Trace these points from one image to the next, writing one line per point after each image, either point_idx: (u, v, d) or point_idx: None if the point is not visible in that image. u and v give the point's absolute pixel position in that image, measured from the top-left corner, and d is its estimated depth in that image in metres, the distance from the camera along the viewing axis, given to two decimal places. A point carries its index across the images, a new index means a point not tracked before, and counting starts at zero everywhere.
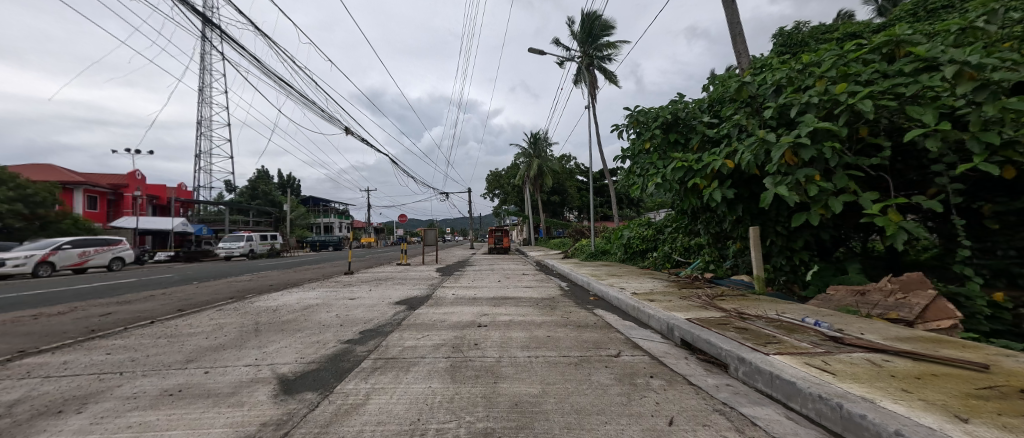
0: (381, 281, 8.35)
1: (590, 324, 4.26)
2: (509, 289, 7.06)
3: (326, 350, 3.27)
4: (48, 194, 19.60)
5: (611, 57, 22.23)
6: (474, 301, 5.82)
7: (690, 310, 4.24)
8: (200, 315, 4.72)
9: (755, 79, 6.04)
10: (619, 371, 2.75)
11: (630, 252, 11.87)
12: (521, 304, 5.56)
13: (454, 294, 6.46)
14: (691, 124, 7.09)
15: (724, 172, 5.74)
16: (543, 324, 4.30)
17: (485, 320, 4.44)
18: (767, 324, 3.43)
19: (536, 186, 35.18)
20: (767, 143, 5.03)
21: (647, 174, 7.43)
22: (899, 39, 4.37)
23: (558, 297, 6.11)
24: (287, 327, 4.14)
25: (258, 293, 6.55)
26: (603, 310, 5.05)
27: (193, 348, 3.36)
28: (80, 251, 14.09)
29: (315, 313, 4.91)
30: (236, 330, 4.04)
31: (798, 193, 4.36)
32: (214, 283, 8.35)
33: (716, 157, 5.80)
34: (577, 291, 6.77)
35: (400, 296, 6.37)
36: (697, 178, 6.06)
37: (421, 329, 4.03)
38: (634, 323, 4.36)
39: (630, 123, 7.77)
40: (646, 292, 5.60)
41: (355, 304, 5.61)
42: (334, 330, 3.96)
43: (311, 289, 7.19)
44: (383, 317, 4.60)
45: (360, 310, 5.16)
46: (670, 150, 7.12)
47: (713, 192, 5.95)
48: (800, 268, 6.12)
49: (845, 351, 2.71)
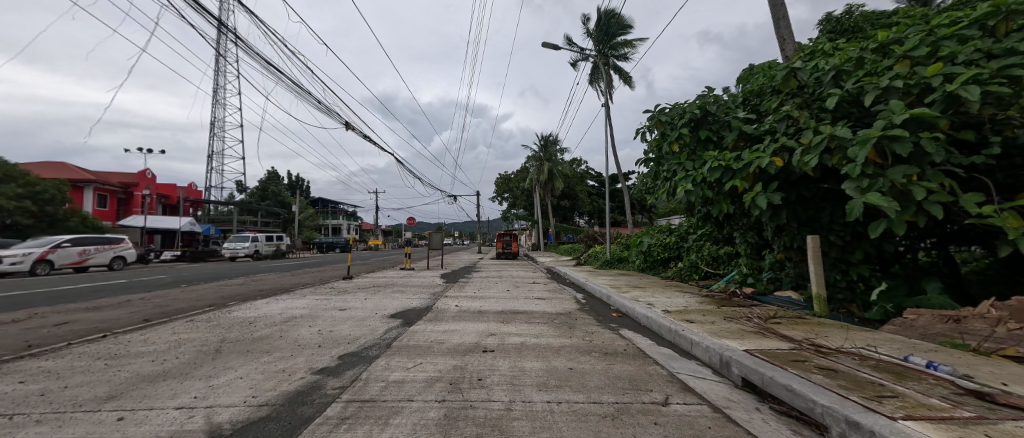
0: (380, 288, 7.67)
1: (620, 352, 3.47)
2: (519, 301, 6.31)
3: (288, 385, 2.55)
4: (57, 192, 19.65)
5: (627, 56, 21.70)
6: (480, 315, 5.09)
7: (744, 338, 3.41)
8: (163, 328, 4.09)
9: (806, 66, 5.26)
10: (678, 434, 1.95)
11: (650, 261, 11.00)
12: (533, 321, 4.79)
13: (458, 306, 5.75)
14: (724, 120, 6.22)
15: (773, 171, 4.89)
16: (562, 350, 3.52)
17: (491, 343, 3.71)
18: (862, 365, 2.60)
19: (546, 189, 34.47)
20: (838, 138, 4.21)
21: (675, 177, 6.58)
22: (1010, 8, 3.44)
23: (576, 313, 5.33)
24: (255, 347, 3.46)
25: (241, 300, 5.94)
26: (631, 331, 4.24)
27: (125, 377, 2.68)
28: (80, 250, 13.98)
29: (294, 328, 4.22)
30: (193, 350, 3.37)
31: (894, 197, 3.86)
32: (202, 287, 7.78)
33: (763, 155, 4.97)
34: (596, 306, 5.96)
35: (398, 307, 5.66)
36: (736, 179, 5.23)
37: (415, 353, 3.32)
38: (673, 350, 3.55)
39: (652, 123, 6.89)
40: (681, 310, 4.77)
41: (345, 316, 4.93)
42: (310, 353, 3.27)
43: (302, 296, 6.54)
44: (371, 336, 3.87)
45: (347, 324, 4.47)
46: (701, 150, 6.25)
47: (756, 196, 5.11)
48: (858, 285, 5.25)
49: (1008, 417, 1.86)
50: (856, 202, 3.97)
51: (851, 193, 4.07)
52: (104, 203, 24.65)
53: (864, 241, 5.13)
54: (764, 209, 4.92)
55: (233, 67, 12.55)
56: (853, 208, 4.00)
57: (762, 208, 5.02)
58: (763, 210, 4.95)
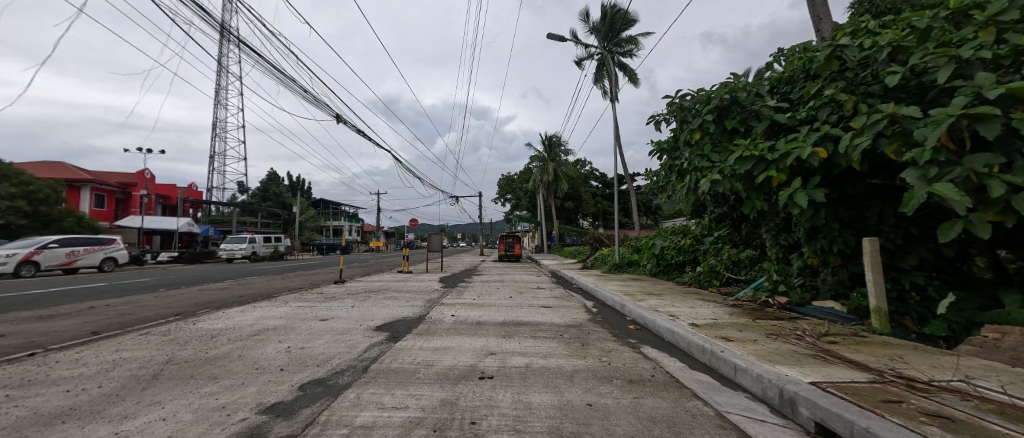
0: (372, 294, 7.07)
1: (648, 379, 2.83)
2: (523, 310, 5.66)
3: (216, 433, 1.91)
4: (52, 191, 19.38)
5: (632, 52, 21.20)
6: (479, 328, 4.48)
7: (802, 364, 2.73)
8: (107, 345, 3.50)
9: (855, 43, 4.60)
10: None
11: (663, 265, 10.29)
12: (539, 336, 4.14)
13: (454, 316, 5.14)
14: (752, 109, 5.51)
15: (815, 163, 4.23)
16: (576, 377, 2.87)
17: (490, 365, 3.10)
18: (982, 412, 1.93)
19: (551, 191, 33.76)
20: (900, 121, 3.65)
21: (696, 172, 5.92)
22: None
23: (587, 325, 4.71)
24: (202, 371, 2.84)
25: (214, 307, 5.36)
26: (655, 350, 3.60)
27: (11, 419, 2.04)
28: (68, 251, 13.55)
29: (261, 344, 3.61)
30: (126, 375, 2.76)
31: (970, 191, 3.26)
32: (181, 292, 7.23)
33: (804, 144, 4.31)
34: (609, 316, 5.31)
35: (387, 317, 5.03)
36: (770, 174, 4.57)
37: (396, 380, 2.71)
38: (711, 377, 2.90)
39: (671, 110, 6.26)
40: (711, 323, 4.10)
41: (325, 328, 4.33)
42: (267, 380, 2.66)
43: (284, 303, 5.94)
44: (347, 356, 3.23)
45: (324, 339, 3.84)
46: (726, 141, 5.60)
47: (794, 192, 4.40)
48: (911, 295, 4.56)
49: None
50: (918, 191, 3.36)
51: (910, 182, 3.48)
52: (100, 203, 24.30)
53: (918, 244, 4.55)
54: (803, 207, 4.20)
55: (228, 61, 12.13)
56: (913, 199, 3.37)
57: (801, 207, 4.29)
58: (803, 209, 4.21)
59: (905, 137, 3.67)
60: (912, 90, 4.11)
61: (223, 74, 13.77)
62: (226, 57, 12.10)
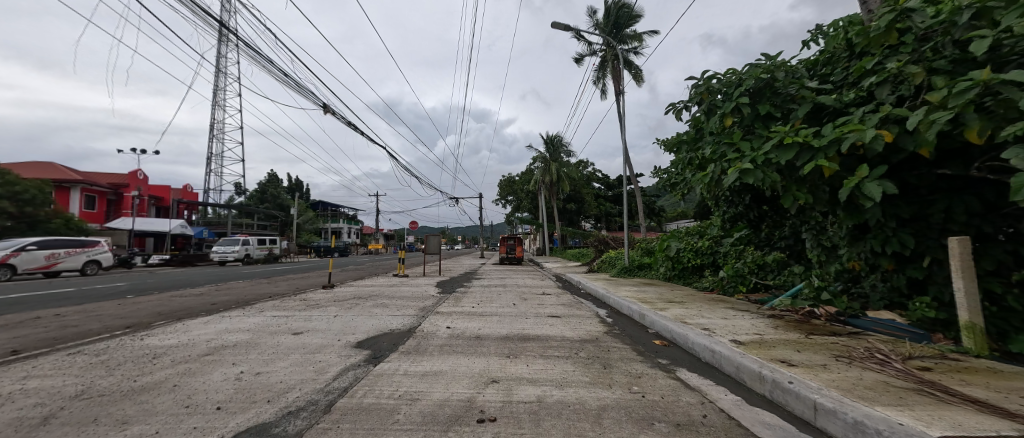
0: (360, 301, 6.36)
1: (702, 423, 2.12)
2: (529, 321, 4.97)
3: None
4: (39, 191, 18.77)
5: (637, 49, 20.61)
6: (479, 344, 3.79)
7: (911, 407, 2.01)
8: (11, 370, 2.80)
9: (921, 10, 3.98)
10: None
11: (677, 268, 9.60)
12: (550, 355, 3.45)
13: (450, 329, 4.45)
14: (791, 92, 4.91)
15: (878, 148, 3.55)
16: (604, 419, 2.16)
17: (492, 400, 2.40)
18: None
19: (553, 192, 33.08)
20: (994, 91, 2.84)
21: (721, 162, 5.25)
22: None
23: (607, 340, 4.02)
24: (108, 413, 2.13)
25: (174, 319, 4.66)
26: (697, 376, 2.90)
27: None
28: (47, 253, 12.96)
29: (210, 369, 2.91)
30: (6, 417, 2.07)
31: None
32: (149, 299, 6.54)
33: (863, 126, 3.63)
34: (628, 328, 4.62)
35: (371, 330, 4.32)
36: (819, 161, 3.86)
37: (365, 426, 2.01)
38: (783, 419, 2.19)
39: (696, 94, 5.77)
40: (756, 340, 3.40)
41: (296, 345, 3.64)
42: (189, 427, 1.96)
43: (259, 312, 5.26)
44: (310, 387, 2.54)
45: (288, 361, 3.13)
46: (759, 128, 4.99)
47: (861, 182, 3.74)
48: (987, 305, 3.87)
49: None
50: None
51: (1012, 162, 2.46)
52: (91, 204, 23.73)
53: (995, 245, 3.87)
54: (878, 200, 3.51)
55: (223, 58, 11.77)
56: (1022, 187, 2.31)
57: (872, 201, 3.54)
58: (876, 202, 3.48)
59: (1000, 111, 2.89)
60: (999, 61, 3.45)
61: (217, 73, 13.34)
62: (222, 55, 11.77)
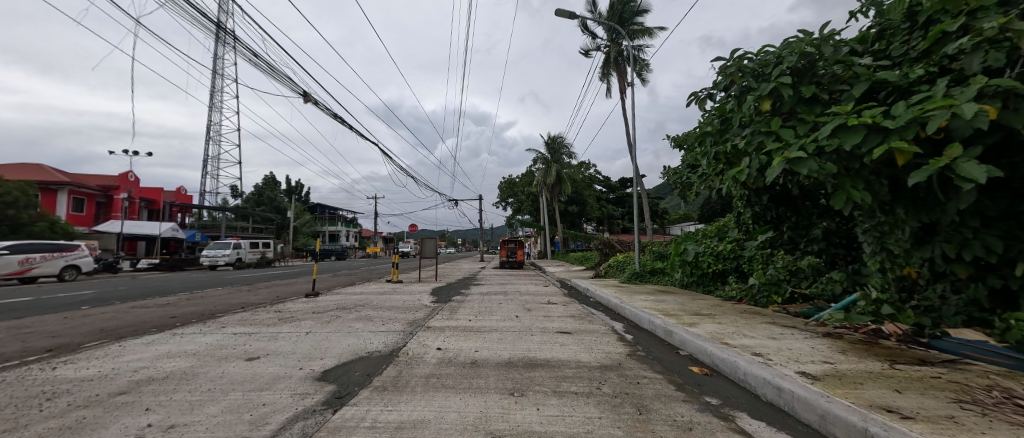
0: (344, 313, 5.59)
1: None
2: (536, 340, 4.22)
3: None
4: (21, 193, 18.10)
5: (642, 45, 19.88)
6: (476, 375, 3.02)
7: None
8: None
9: None
10: None
11: (696, 275, 8.84)
12: (567, 391, 2.69)
13: (442, 351, 3.69)
14: (842, 70, 4.18)
15: (979, 128, 2.78)
16: None
17: None
18: None
19: (555, 194, 32.28)
20: None
21: (758, 153, 4.50)
22: None
23: (635, 367, 3.25)
24: None
25: (112, 339, 3.89)
26: (771, 429, 2.11)
27: None
28: (21, 258, 12.24)
29: (100, 421, 2.12)
30: None
31: None
32: (105, 310, 5.80)
33: (954, 100, 2.88)
34: (654, 350, 3.83)
35: (346, 353, 3.58)
36: (895, 143, 3.08)
37: None
38: None
39: (725, 77, 5.04)
40: (831, 373, 2.63)
41: (243, 377, 2.87)
42: None
43: (220, 328, 4.50)
44: None
45: (221, 404, 2.37)
46: (804, 113, 4.25)
47: (950, 164, 2.86)
48: None
49: None
50: None
51: None
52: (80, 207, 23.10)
53: None
54: (980, 184, 2.62)
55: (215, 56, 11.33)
56: None
57: (972, 186, 2.66)
58: (980, 187, 2.60)
59: None
60: None
61: (216, 76, 12.54)
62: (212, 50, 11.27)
